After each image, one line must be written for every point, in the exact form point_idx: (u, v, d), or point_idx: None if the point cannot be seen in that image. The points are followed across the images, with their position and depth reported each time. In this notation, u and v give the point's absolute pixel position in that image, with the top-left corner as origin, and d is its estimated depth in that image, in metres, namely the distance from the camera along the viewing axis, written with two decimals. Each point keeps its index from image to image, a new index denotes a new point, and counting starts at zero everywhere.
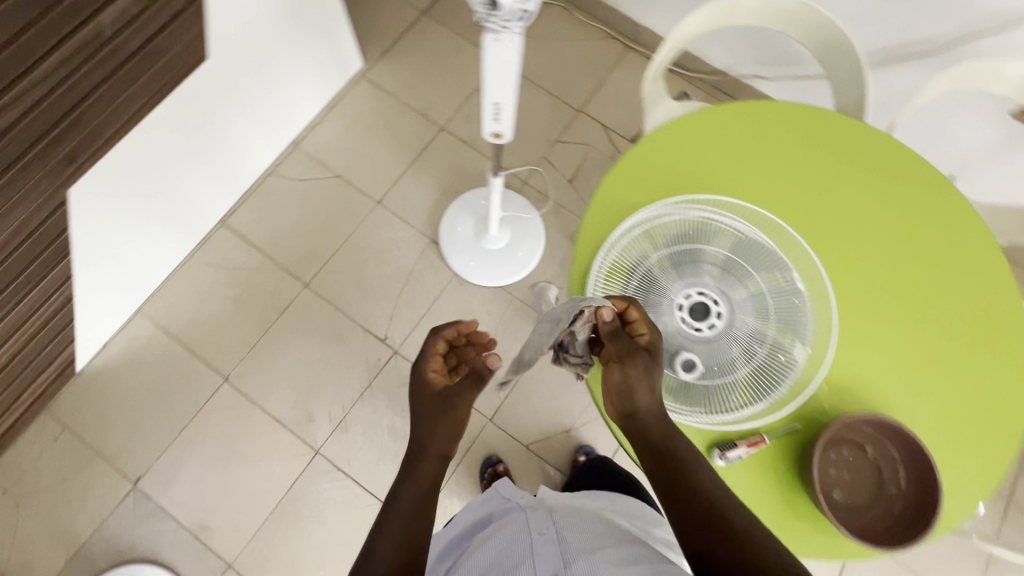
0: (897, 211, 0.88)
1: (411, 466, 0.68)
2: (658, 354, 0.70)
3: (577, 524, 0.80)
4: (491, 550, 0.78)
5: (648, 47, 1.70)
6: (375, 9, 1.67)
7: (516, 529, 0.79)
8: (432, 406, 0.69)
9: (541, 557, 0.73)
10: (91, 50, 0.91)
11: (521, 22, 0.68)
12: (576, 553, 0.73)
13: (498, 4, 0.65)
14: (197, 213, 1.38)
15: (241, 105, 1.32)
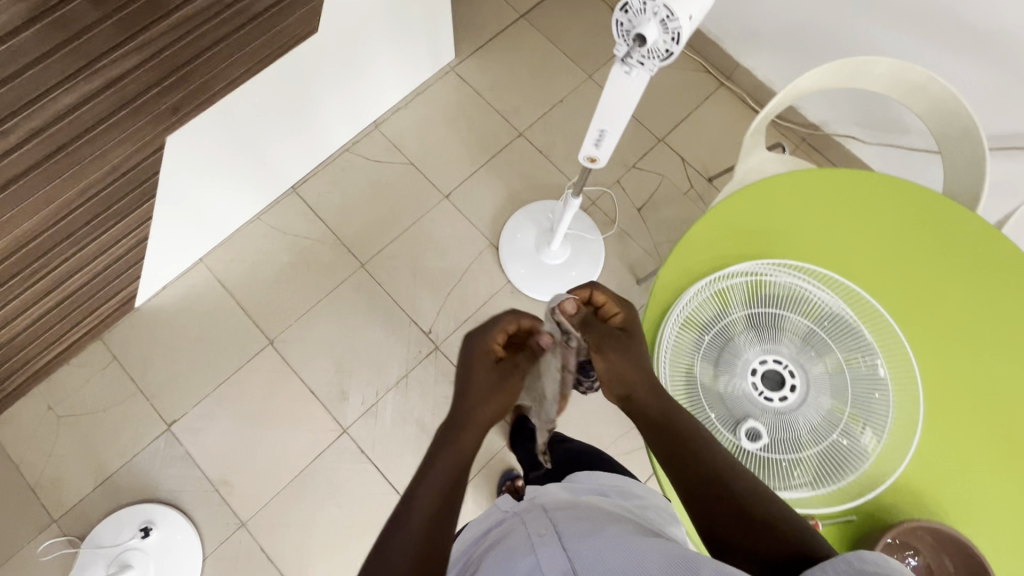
0: (996, 311, 0.83)
1: (447, 437, 0.62)
2: (636, 330, 0.73)
3: (578, 513, 0.62)
4: (488, 565, 0.59)
5: (739, 86, 1.64)
6: (476, 5, 1.68)
7: (512, 531, 0.61)
8: (488, 376, 0.69)
9: (544, 558, 0.55)
10: (212, 11, 0.96)
11: (660, 62, 0.66)
12: (581, 543, 0.55)
13: (645, 39, 0.64)
14: (273, 177, 1.41)
15: (336, 80, 1.35)
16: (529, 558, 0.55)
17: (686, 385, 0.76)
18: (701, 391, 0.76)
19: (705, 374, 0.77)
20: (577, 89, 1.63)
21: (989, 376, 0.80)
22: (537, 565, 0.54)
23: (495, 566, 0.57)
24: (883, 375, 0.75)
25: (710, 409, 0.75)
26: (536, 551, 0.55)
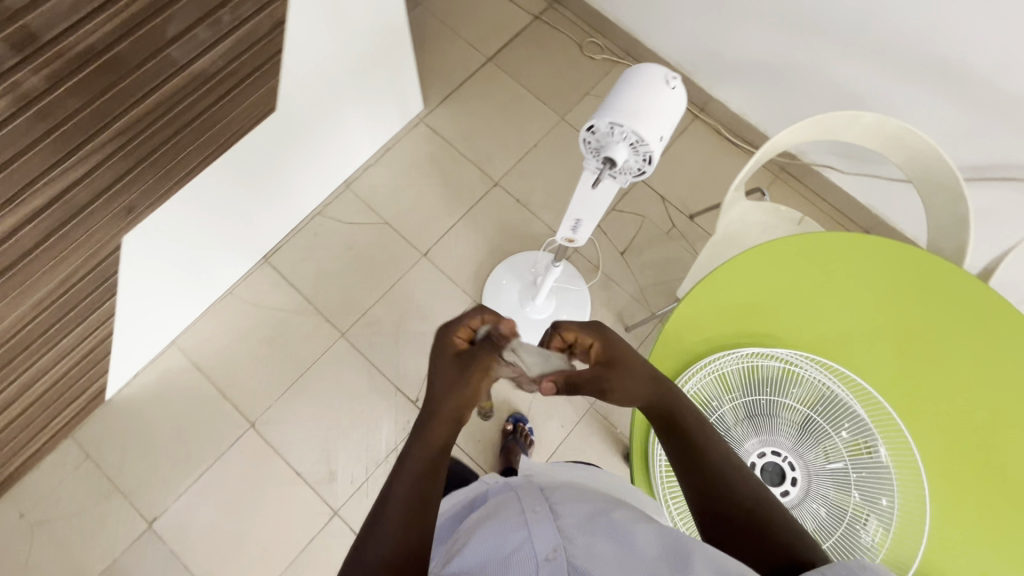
0: (996, 376, 0.81)
1: (420, 427, 0.58)
2: (616, 348, 0.66)
3: (572, 496, 0.61)
4: (471, 537, 0.56)
5: (715, 117, 1.63)
6: (441, 53, 1.65)
7: (501, 509, 0.59)
8: (454, 369, 0.62)
9: (537, 534, 0.52)
10: (166, 108, 0.91)
11: (635, 175, 0.67)
12: (579, 527, 0.53)
13: (617, 162, 0.64)
14: (243, 252, 1.36)
15: (303, 149, 1.30)
16: (522, 529, 0.53)
17: None
18: None
19: None
20: (551, 132, 1.61)
21: (994, 448, 0.77)
22: (531, 538, 0.52)
23: (483, 537, 0.54)
24: (884, 461, 0.72)
25: None
26: (531, 526, 0.53)
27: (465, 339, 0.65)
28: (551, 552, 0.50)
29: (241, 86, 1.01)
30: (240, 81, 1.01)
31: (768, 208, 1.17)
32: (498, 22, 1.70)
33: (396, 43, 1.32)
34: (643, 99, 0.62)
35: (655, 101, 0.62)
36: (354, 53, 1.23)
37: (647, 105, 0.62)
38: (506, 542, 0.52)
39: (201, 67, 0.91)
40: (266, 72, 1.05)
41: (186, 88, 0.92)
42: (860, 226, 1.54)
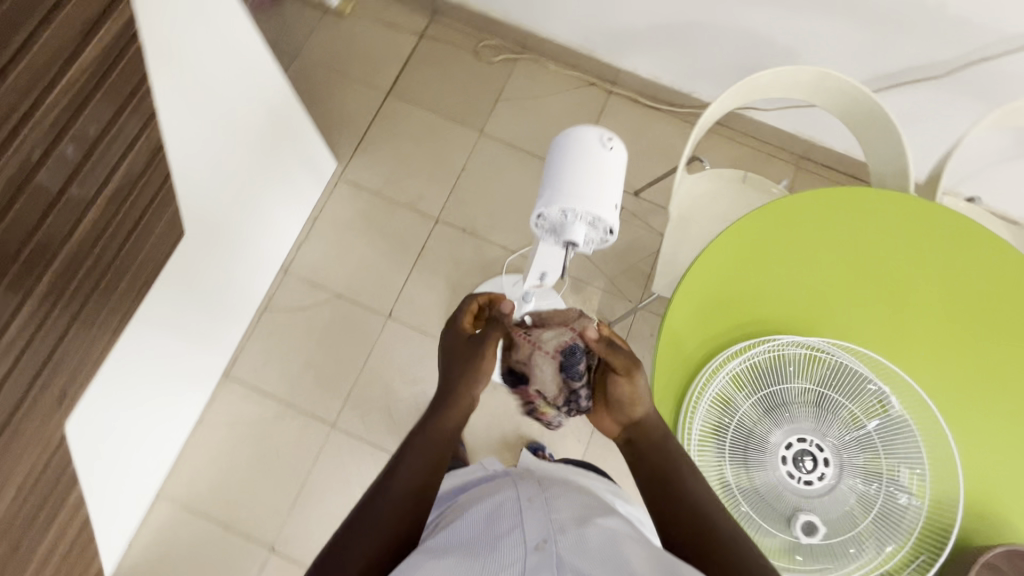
0: (965, 289, 0.85)
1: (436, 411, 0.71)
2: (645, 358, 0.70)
3: (570, 495, 0.64)
4: (463, 522, 0.61)
5: (629, 87, 1.62)
6: (338, 103, 1.57)
7: (498, 499, 0.63)
8: (462, 348, 0.75)
9: (528, 524, 0.56)
10: (70, 276, 0.75)
11: (604, 237, 0.73)
12: (571, 524, 0.56)
13: (576, 243, 0.72)
14: (202, 378, 1.27)
15: (229, 254, 1.20)
16: (517, 518, 0.57)
17: (726, 498, 0.73)
18: (742, 498, 0.73)
19: (740, 479, 0.74)
20: (475, 150, 1.56)
21: (984, 359, 0.81)
22: (521, 526, 0.56)
23: (475, 523, 0.59)
24: (900, 414, 0.74)
25: (757, 512, 0.73)
26: (523, 514, 0.58)
27: (470, 324, 0.79)
28: (539, 541, 0.53)
29: (144, 216, 0.88)
30: (143, 212, 0.87)
31: (710, 176, 1.18)
32: (386, 54, 1.63)
33: (291, 115, 1.22)
34: (594, 171, 0.71)
35: (605, 169, 0.72)
36: (257, 143, 1.14)
37: (600, 174, 0.71)
38: (497, 529, 0.56)
39: (95, 217, 0.76)
40: (167, 193, 0.91)
41: (86, 244, 0.77)
42: (793, 153, 1.57)
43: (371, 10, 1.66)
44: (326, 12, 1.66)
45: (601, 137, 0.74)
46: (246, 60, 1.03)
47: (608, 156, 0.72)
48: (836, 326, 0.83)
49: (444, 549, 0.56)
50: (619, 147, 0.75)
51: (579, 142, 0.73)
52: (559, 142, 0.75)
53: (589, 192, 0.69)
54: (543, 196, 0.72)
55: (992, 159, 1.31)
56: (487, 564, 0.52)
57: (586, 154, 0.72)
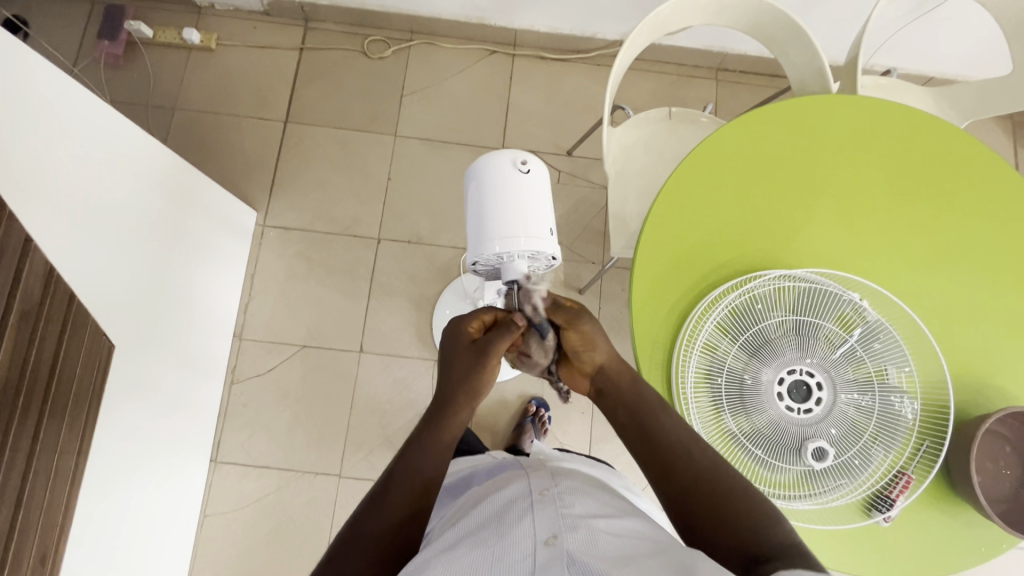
0: (904, 173, 0.86)
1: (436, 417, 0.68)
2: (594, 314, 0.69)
3: (584, 489, 0.64)
4: (475, 516, 0.61)
5: (531, 46, 1.55)
6: (238, 148, 1.46)
7: (511, 494, 0.63)
8: (468, 354, 0.69)
9: (538, 520, 0.56)
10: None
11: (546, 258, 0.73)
12: (583, 520, 0.56)
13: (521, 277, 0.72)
14: (190, 474, 1.21)
15: (174, 344, 1.11)
16: (527, 515, 0.57)
17: (735, 448, 0.74)
18: (750, 443, 0.74)
19: (743, 426, 0.74)
20: (395, 155, 1.48)
21: (937, 237, 0.83)
22: (532, 523, 0.56)
23: (486, 519, 0.59)
24: (877, 319, 0.76)
25: (767, 453, 0.73)
26: (534, 512, 0.57)
27: (476, 329, 0.71)
28: (548, 536, 0.53)
29: (64, 342, 0.78)
30: (59, 341, 0.78)
31: (637, 124, 1.15)
32: (270, 79, 1.50)
33: (189, 180, 1.12)
34: (512, 202, 0.70)
35: (525, 195, 0.71)
36: (164, 222, 1.05)
37: (521, 204, 0.71)
38: (507, 523, 0.56)
39: (3, 367, 0.67)
40: (80, 310, 0.82)
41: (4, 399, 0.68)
42: (710, 67, 1.55)
43: (239, 35, 1.52)
44: (190, 49, 1.50)
45: (514, 160, 0.73)
46: (124, 142, 0.92)
47: (525, 181, 0.72)
48: (796, 248, 0.83)
49: (455, 544, 0.57)
50: (535, 164, 0.74)
51: (491, 172, 0.72)
52: (472, 177, 0.74)
53: (513, 227, 0.70)
54: (472, 243, 0.72)
55: (902, 25, 1.30)
56: (496, 559, 0.52)
57: (501, 185, 0.71)
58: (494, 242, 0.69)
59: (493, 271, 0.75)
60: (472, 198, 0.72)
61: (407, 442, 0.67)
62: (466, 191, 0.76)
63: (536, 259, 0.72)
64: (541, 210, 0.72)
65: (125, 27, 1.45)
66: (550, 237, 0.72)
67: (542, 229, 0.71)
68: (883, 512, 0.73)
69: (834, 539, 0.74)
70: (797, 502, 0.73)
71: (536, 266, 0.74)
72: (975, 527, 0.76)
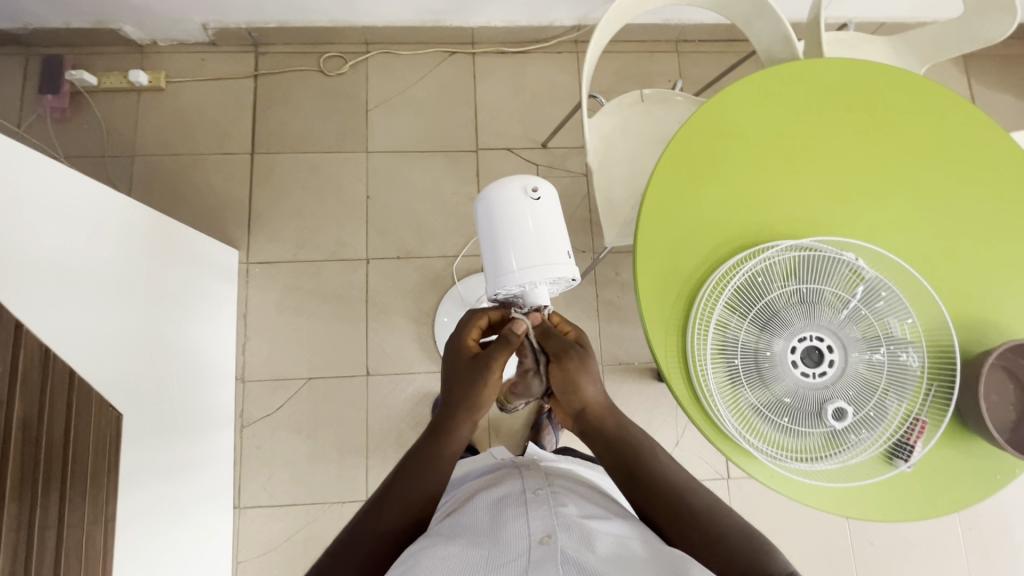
0: (880, 129, 0.88)
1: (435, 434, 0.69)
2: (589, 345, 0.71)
3: (573, 489, 0.69)
4: (472, 512, 0.65)
5: (490, 42, 1.53)
6: (207, 187, 1.42)
7: (505, 493, 0.67)
8: (469, 368, 0.69)
9: (534, 519, 0.60)
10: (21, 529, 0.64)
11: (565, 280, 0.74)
12: (576, 520, 0.60)
13: (542, 302, 0.73)
14: (217, 527, 1.19)
15: (179, 400, 1.09)
16: (523, 515, 0.61)
17: (756, 421, 0.76)
18: (770, 413, 0.76)
19: (761, 398, 0.76)
20: (369, 172, 1.45)
21: (919, 186, 0.86)
22: (528, 522, 0.60)
23: (483, 518, 0.63)
24: (876, 276, 0.78)
25: (788, 419, 0.76)
26: (529, 512, 0.62)
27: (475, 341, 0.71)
28: (543, 536, 0.57)
29: (72, 414, 0.76)
30: (67, 414, 0.75)
31: (611, 110, 1.15)
32: (229, 111, 1.46)
33: (166, 230, 1.08)
34: (525, 231, 0.71)
35: (540, 223, 0.72)
36: (148, 276, 1.01)
37: (536, 231, 0.72)
38: (506, 523, 0.61)
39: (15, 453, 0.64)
40: (81, 379, 0.79)
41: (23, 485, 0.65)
42: (670, 41, 1.55)
43: (189, 70, 1.46)
44: (139, 91, 1.44)
45: (525, 187, 0.73)
46: (92, 203, 0.87)
47: (537, 207, 0.72)
48: (788, 216, 0.85)
49: (452, 537, 0.61)
50: (546, 188, 0.74)
51: (503, 202, 0.72)
52: (484, 207, 0.75)
53: (531, 256, 0.70)
54: (491, 274, 0.73)
55: None
56: (493, 556, 0.56)
57: (515, 214, 0.72)
58: (513, 272, 0.70)
59: (514, 298, 0.75)
60: (486, 229, 0.73)
61: (403, 460, 0.69)
62: (478, 221, 0.76)
63: (556, 283, 0.73)
64: (556, 235, 0.72)
65: (67, 78, 1.38)
66: (568, 261, 0.72)
67: (559, 254, 0.72)
68: (904, 459, 0.77)
69: (855, 491, 0.78)
70: (822, 463, 0.75)
71: (556, 286, 0.76)
72: (990, 461, 0.80)
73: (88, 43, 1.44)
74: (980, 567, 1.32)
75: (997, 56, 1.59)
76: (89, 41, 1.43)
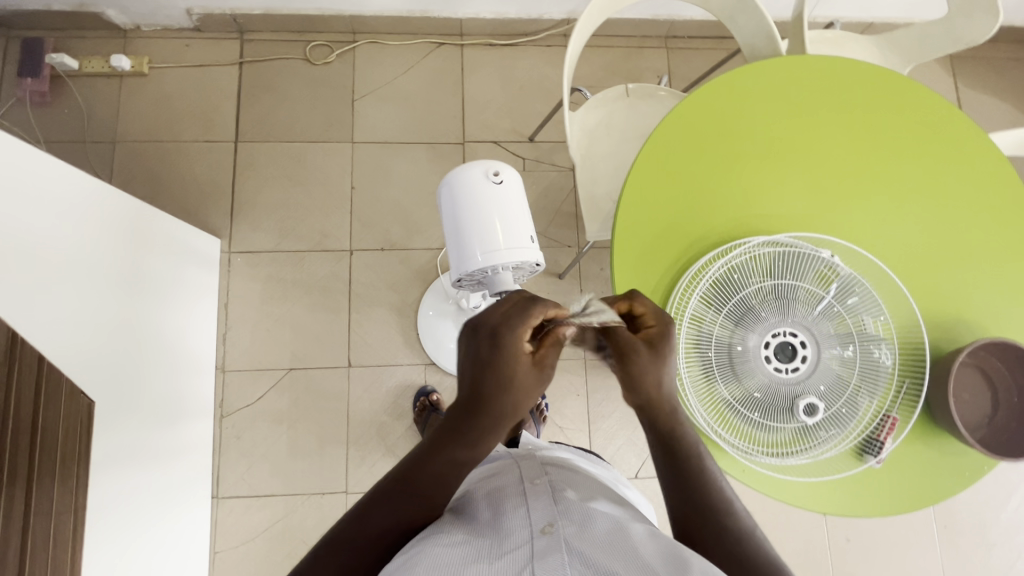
0: (859, 126, 0.88)
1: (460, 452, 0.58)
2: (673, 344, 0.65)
3: (571, 480, 0.68)
4: (469, 507, 0.64)
5: (478, 34, 1.52)
6: (189, 175, 1.40)
7: (502, 486, 0.66)
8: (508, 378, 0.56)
9: (534, 510, 0.60)
10: None
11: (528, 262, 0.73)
12: (577, 507, 0.60)
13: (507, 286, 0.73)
14: (193, 517, 1.18)
15: (153, 387, 1.07)
16: (522, 506, 0.60)
17: (729, 415, 0.77)
18: (743, 408, 0.76)
19: (734, 393, 0.77)
20: (355, 162, 1.44)
21: (897, 187, 0.86)
22: (528, 513, 0.59)
23: (481, 511, 0.62)
24: (850, 273, 0.78)
25: (760, 414, 0.76)
26: (530, 504, 0.61)
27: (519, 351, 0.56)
28: (545, 526, 0.56)
29: (40, 399, 0.75)
30: (35, 399, 0.74)
31: (596, 104, 1.15)
32: (213, 99, 1.44)
33: (145, 217, 1.07)
34: (489, 217, 0.71)
35: (505, 207, 0.71)
36: (123, 262, 1.00)
37: (498, 215, 0.71)
38: (505, 514, 0.60)
39: None
40: (50, 365, 0.78)
41: None
42: (658, 36, 1.55)
43: (173, 55, 1.44)
44: (121, 76, 1.43)
45: (486, 171, 0.72)
46: (70, 187, 0.87)
47: (500, 191, 0.72)
48: (768, 212, 0.85)
49: (448, 530, 0.59)
50: (508, 172, 0.74)
51: (465, 186, 0.72)
52: (447, 194, 0.74)
53: (492, 240, 0.70)
54: (454, 260, 0.73)
55: None
56: (495, 545, 0.55)
57: (475, 198, 0.71)
58: (476, 257, 0.70)
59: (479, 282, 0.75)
60: (449, 215, 0.72)
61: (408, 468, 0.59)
62: (441, 208, 0.75)
63: (519, 268, 0.73)
64: (519, 220, 0.72)
65: (47, 61, 1.37)
66: (531, 245, 0.72)
67: (522, 238, 0.71)
68: (874, 455, 0.77)
69: (823, 486, 0.79)
70: (793, 458, 0.76)
71: (522, 271, 0.76)
72: (962, 459, 0.80)
73: (70, 26, 1.42)
74: (953, 564, 1.34)
75: (984, 59, 1.60)
76: (70, 24, 1.41)
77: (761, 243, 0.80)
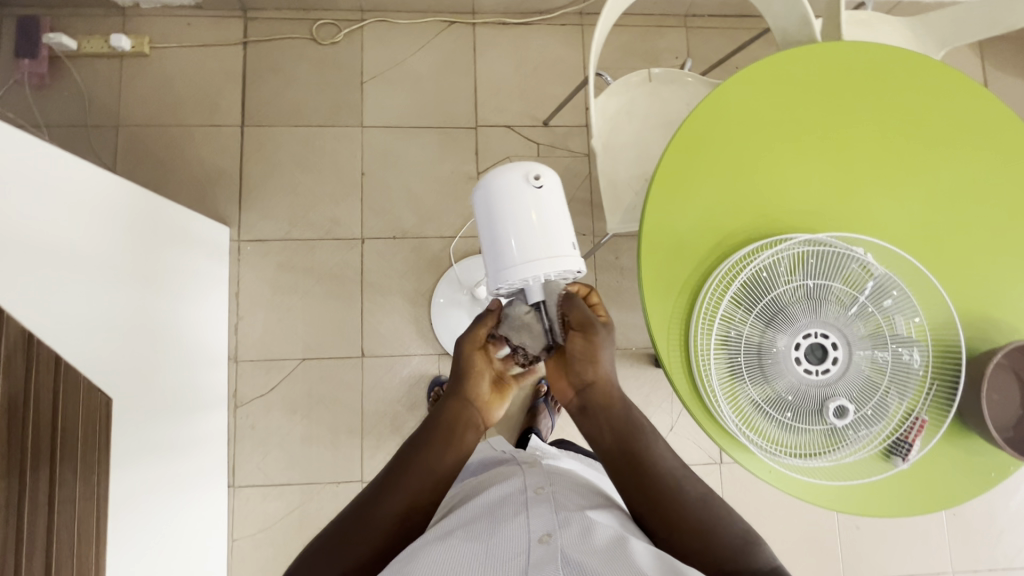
0: (896, 119, 0.85)
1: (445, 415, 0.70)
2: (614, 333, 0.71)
3: (575, 487, 0.68)
4: (472, 506, 0.65)
5: (490, 13, 1.46)
6: (194, 161, 1.37)
7: (507, 490, 0.67)
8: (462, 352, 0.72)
9: (533, 516, 0.60)
10: None
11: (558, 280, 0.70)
12: (575, 515, 0.60)
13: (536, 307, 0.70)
14: (211, 507, 1.19)
15: (166, 378, 1.06)
16: (523, 512, 0.61)
17: (756, 416, 0.76)
18: (771, 410, 0.75)
19: (761, 393, 0.76)
20: (364, 148, 1.40)
21: (933, 183, 0.83)
22: (527, 520, 0.60)
23: (480, 513, 0.63)
24: (885, 273, 0.76)
25: (790, 415, 0.75)
26: (530, 509, 0.62)
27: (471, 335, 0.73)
28: (543, 535, 0.57)
29: (58, 398, 0.73)
30: (54, 398, 0.73)
31: (617, 91, 1.11)
32: (217, 80, 1.39)
33: (153, 206, 1.04)
34: (530, 223, 0.68)
35: (545, 214, 0.69)
36: (133, 253, 0.97)
37: (541, 224, 0.69)
38: (505, 517, 0.61)
39: None
40: (66, 362, 0.76)
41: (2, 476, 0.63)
42: (678, 15, 1.49)
43: (174, 35, 1.39)
44: (121, 57, 1.37)
45: (525, 175, 0.70)
46: (75, 176, 0.83)
47: (540, 196, 0.69)
48: (800, 208, 0.82)
49: (450, 532, 0.60)
50: (548, 175, 0.71)
51: (505, 193, 0.69)
52: (483, 197, 0.71)
53: (533, 251, 0.67)
54: (491, 268, 0.70)
55: None
56: (492, 549, 0.56)
57: (516, 204, 0.69)
58: (516, 267, 0.67)
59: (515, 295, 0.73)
60: (488, 223, 0.70)
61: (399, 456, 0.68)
62: (477, 213, 0.73)
63: (563, 278, 0.70)
64: (560, 226, 0.70)
65: (44, 41, 1.31)
66: (572, 253, 0.69)
67: (564, 246, 0.69)
68: (902, 457, 0.77)
69: (847, 487, 0.78)
70: (819, 460, 0.75)
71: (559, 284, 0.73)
72: (988, 462, 0.80)
73: (69, 4, 1.36)
74: (962, 551, 1.36)
75: (1015, 41, 1.54)
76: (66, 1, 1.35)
77: (794, 240, 0.78)
